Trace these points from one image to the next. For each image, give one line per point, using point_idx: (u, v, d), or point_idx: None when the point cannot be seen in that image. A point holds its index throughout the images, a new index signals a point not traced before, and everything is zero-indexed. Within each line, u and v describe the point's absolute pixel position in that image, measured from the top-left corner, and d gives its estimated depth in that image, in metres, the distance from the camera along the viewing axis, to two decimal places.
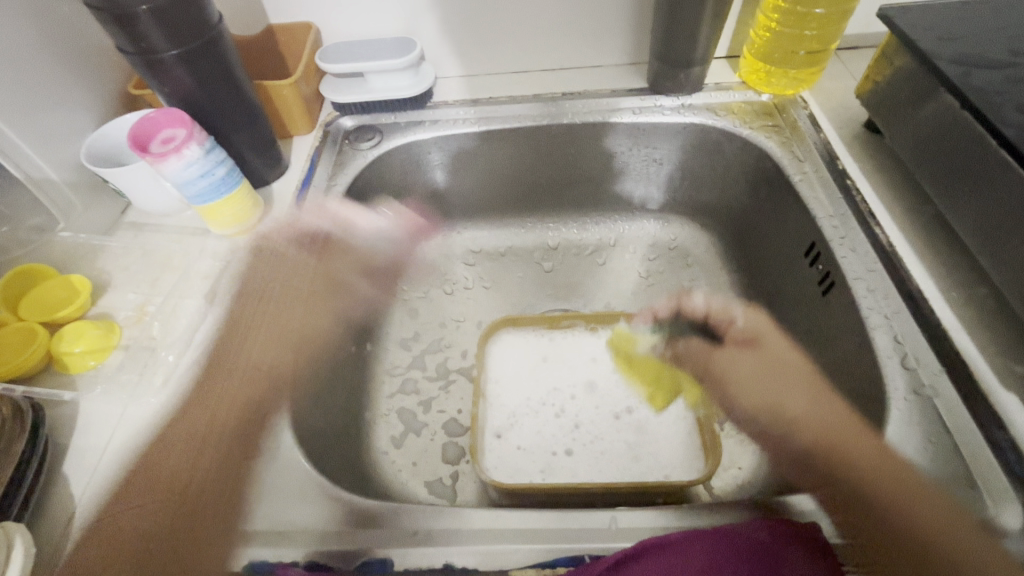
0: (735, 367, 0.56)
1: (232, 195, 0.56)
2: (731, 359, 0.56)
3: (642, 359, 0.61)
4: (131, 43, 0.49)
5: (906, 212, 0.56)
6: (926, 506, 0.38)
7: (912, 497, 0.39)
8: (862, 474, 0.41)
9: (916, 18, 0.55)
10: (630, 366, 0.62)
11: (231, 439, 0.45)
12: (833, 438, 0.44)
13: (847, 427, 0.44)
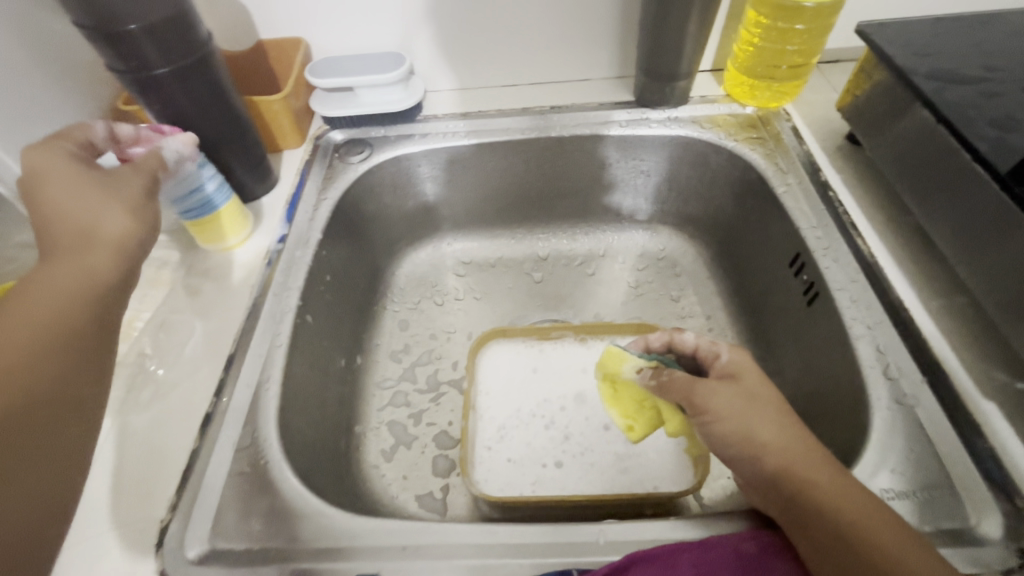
0: (718, 399, 0.41)
1: (222, 210, 0.56)
2: (707, 395, 0.42)
3: (627, 384, 0.52)
4: (122, 62, 0.49)
5: (888, 223, 0.57)
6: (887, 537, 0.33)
7: (874, 528, 0.34)
8: (839, 521, 0.34)
9: (893, 34, 0.56)
10: (614, 392, 0.53)
11: (219, 455, 0.45)
12: (794, 469, 0.37)
13: (811, 455, 0.38)
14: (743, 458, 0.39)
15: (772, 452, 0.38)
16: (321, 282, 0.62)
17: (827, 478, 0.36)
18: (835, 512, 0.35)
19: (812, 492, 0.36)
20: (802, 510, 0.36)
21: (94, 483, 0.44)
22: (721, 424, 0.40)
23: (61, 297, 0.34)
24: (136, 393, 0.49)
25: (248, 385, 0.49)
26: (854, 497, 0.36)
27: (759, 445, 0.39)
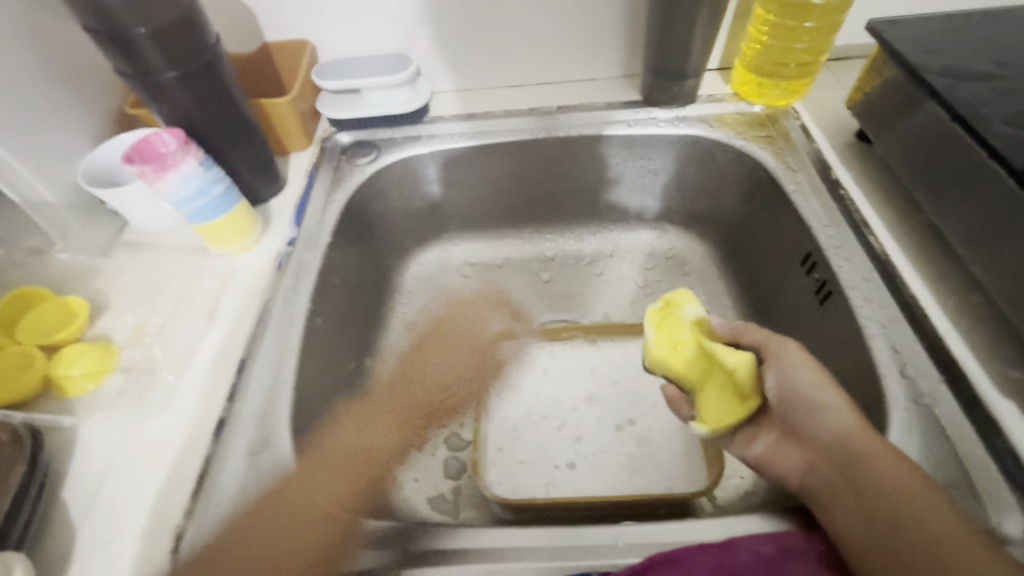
0: (794, 376, 0.46)
1: (231, 214, 0.56)
2: (780, 372, 0.46)
3: (687, 325, 0.51)
4: (130, 65, 0.49)
5: (899, 220, 0.57)
6: (923, 511, 0.36)
7: (916, 503, 0.37)
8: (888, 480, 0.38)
9: (904, 31, 0.56)
10: (665, 330, 0.52)
11: (232, 460, 0.45)
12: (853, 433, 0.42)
13: (869, 434, 0.41)
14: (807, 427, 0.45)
15: (833, 426, 0.43)
16: (331, 285, 0.62)
17: (880, 453, 0.40)
18: (881, 485, 0.39)
19: (862, 465, 0.40)
20: (851, 479, 0.40)
21: (110, 489, 0.44)
22: (796, 386, 0.45)
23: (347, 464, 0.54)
24: (150, 397, 0.49)
25: (261, 389, 0.49)
26: (906, 473, 0.38)
27: (824, 420, 0.43)
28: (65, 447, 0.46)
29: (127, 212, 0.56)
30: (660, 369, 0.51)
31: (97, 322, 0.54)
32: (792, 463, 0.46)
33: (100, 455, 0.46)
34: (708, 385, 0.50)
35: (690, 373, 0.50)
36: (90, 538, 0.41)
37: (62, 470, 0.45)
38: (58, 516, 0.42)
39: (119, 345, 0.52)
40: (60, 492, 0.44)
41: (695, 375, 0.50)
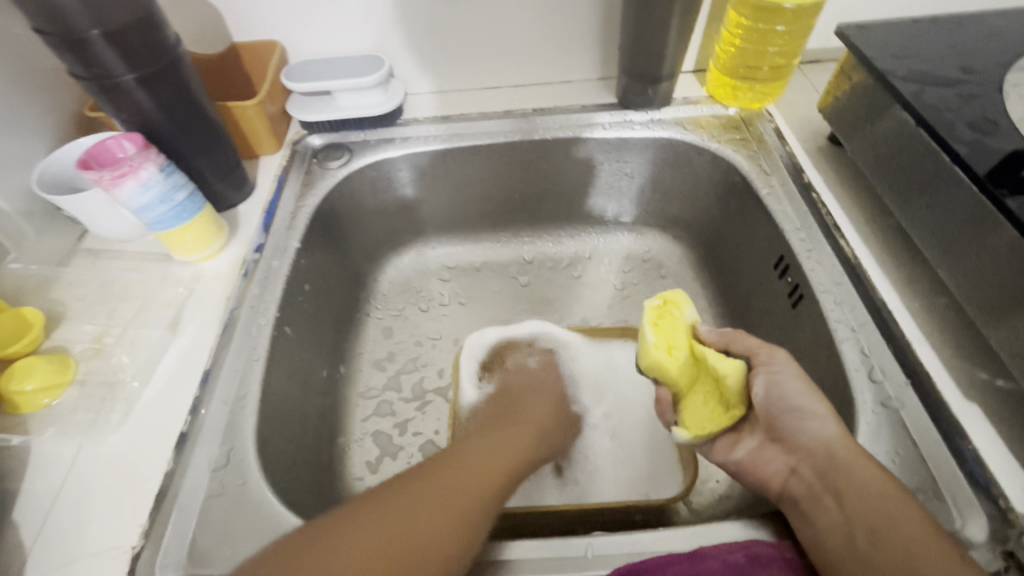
0: (781, 387, 0.45)
1: (193, 221, 0.54)
2: (768, 381, 0.46)
3: (683, 329, 0.50)
4: (85, 68, 0.47)
5: (869, 224, 0.57)
6: (901, 529, 0.36)
7: (894, 520, 0.36)
8: (863, 485, 0.39)
9: (872, 36, 0.57)
10: (663, 331, 0.49)
11: (194, 476, 0.44)
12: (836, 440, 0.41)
13: (849, 448, 0.41)
14: (790, 436, 0.44)
15: (814, 439, 0.42)
16: (300, 292, 0.61)
17: (860, 468, 0.39)
18: (859, 501, 0.38)
19: (841, 478, 0.40)
20: (830, 492, 0.40)
21: (67, 508, 0.42)
22: (781, 393, 0.45)
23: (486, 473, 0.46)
24: (109, 411, 0.47)
25: (226, 401, 0.48)
26: (885, 491, 0.38)
27: (806, 431, 0.43)
28: (17, 466, 0.44)
29: (85, 219, 0.54)
30: (652, 372, 0.49)
31: (54, 333, 0.52)
32: (773, 471, 0.45)
33: (55, 474, 0.44)
34: (695, 392, 0.49)
35: (679, 380, 0.48)
36: (43, 561, 0.40)
37: (13, 490, 0.43)
38: (8, 538, 0.41)
39: (77, 357, 0.51)
40: (11, 513, 0.42)
41: (683, 381, 0.49)
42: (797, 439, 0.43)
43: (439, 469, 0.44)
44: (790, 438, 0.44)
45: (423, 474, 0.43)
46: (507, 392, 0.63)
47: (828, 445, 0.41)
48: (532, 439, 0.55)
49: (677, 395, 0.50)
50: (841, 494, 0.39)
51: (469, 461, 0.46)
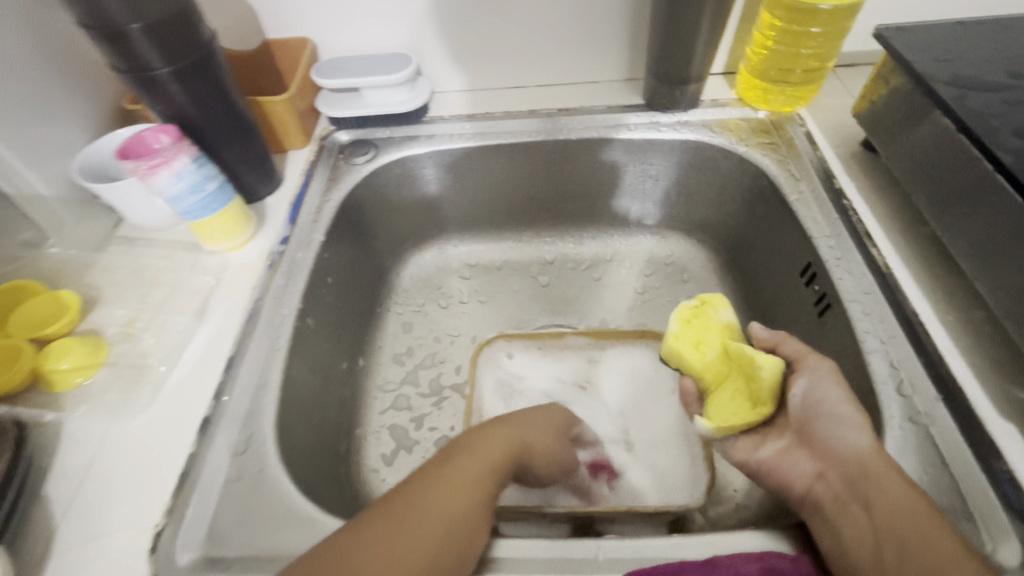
0: (821, 395, 0.44)
1: (223, 211, 0.55)
2: (807, 389, 0.45)
3: (716, 327, 0.52)
4: (125, 61, 0.49)
5: (904, 232, 0.55)
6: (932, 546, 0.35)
7: (923, 535, 0.35)
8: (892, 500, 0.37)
9: (913, 39, 0.55)
10: (694, 327, 0.53)
11: (215, 460, 0.45)
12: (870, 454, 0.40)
13: (882, 460, 0.39)
14: (819, 445, 0.43)
15: (845, 449, 0.41)
16: (324, 285, 0.62)
17: (891, 481, 0.38)
18: (886, 514, 0.37)
19: (869, 490, 0.39)
20: (856, 503, 0.39)
21: (93, 485, 0.44)
22: (819, 398, 0.44)
23: (455, 502, 0.39)
24: (137, 393, 0.49)
25: (249, 387, 0.49)
26: (916, 504, 0.37)
27: (840, 440, 0.42)
28: (51, 441, 0.46)
29: (121, 207, 0.56)
30: (675, 362, 0.53)
31: (89, 316, 0.54)
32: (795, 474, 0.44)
33: (85, 452, 0.45)
34: (723, 387, 0.50)
35: (705, 373, 0.51)
36: (70, 534, 0.41)
37: (46, 464, 0.45)
38: (39, 511, 0.42)
39: (109, 340, 0.52)
40: (43, 486, 0.44)
41: (710, 375, 0.51)
42: (826, 448, 0.42)
43: (399, 512, 0.38)
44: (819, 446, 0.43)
45: (387, 514, 0.38)
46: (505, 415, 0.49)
47: (859, 457, 0.40)
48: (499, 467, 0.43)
49: (706, 390, 0.52)
50: (872, 506, 0.38)
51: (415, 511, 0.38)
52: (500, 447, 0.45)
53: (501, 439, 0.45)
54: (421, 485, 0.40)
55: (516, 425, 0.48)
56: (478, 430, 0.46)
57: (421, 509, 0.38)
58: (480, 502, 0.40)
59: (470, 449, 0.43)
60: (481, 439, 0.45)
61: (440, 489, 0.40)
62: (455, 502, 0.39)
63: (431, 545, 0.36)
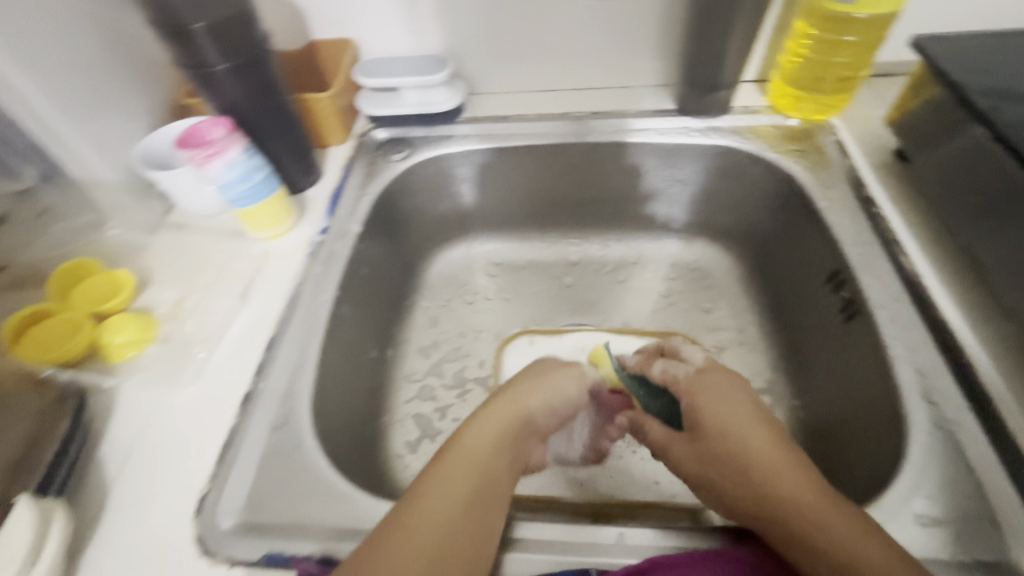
0: (709, 394, 0.46)
1: (269, 200, 0.59)
2: (716, 396, 0.46)
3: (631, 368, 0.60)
4: (186, 56, 0.52)
5: (935, 242, 0.55)
6: (852, 544, 0.34)
7: (845, 535, 0.35)
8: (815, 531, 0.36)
9: (951, 49, 0.55)
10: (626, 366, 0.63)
11: (255, 434, 0.47)
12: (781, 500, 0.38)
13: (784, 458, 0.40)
14: (716, 439, 0.43)
15: (750, 448, 0.41)
16: (358, 275, 0.64)
17: (792, 476, 0.39)
18: (797, 513, 0.37)
19: (773, 491, 0.38)
20: (774, 510, 0.38)
21: (142, 450, 0.47)
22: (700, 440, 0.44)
23: (455, 490, 0.40)
24: (184, 368, 0.52)
25: (287, 368, 0.51)
26: (825, 503, 0.37)
27: (744, 436, 0.42)
28: (104, 408, 0.49)
29: (175, 193, 0.60)
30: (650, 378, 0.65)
31: (141, 295, 0.58)
32: (682, 458, 0.45)
33: (135, 419, 0.49)
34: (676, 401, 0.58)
35: None
36: (122, 494, 0.44)
37: (100, 429, 0.48)
38: (94, 471, 0.45)
39: (159, 318, 0.56)
40: (98, 449, 0.47)
41: None
42: (723, 443, 0.42)
43: (406, 507, 0.39)
44: (717, 442, 0.43)
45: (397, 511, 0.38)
46: (496, 399, 0.49)
47: (775, 495, 0.38)
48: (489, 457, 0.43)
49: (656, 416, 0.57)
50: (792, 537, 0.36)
51: (426, 501, 0.39)
52: (485, 437, 0.45)
53: (488, 424, 0.46)
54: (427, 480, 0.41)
55: (504, 408, 0.48)
56: (468, 425, 0.46)
57: (429, 499, 0.39)
58: (476, 490, 0.41)
59: (459, 445, 0.44)
60: (467, 434, 0.45)
61: (442, 481, 0.40)
62: (455, 493, 0.40)
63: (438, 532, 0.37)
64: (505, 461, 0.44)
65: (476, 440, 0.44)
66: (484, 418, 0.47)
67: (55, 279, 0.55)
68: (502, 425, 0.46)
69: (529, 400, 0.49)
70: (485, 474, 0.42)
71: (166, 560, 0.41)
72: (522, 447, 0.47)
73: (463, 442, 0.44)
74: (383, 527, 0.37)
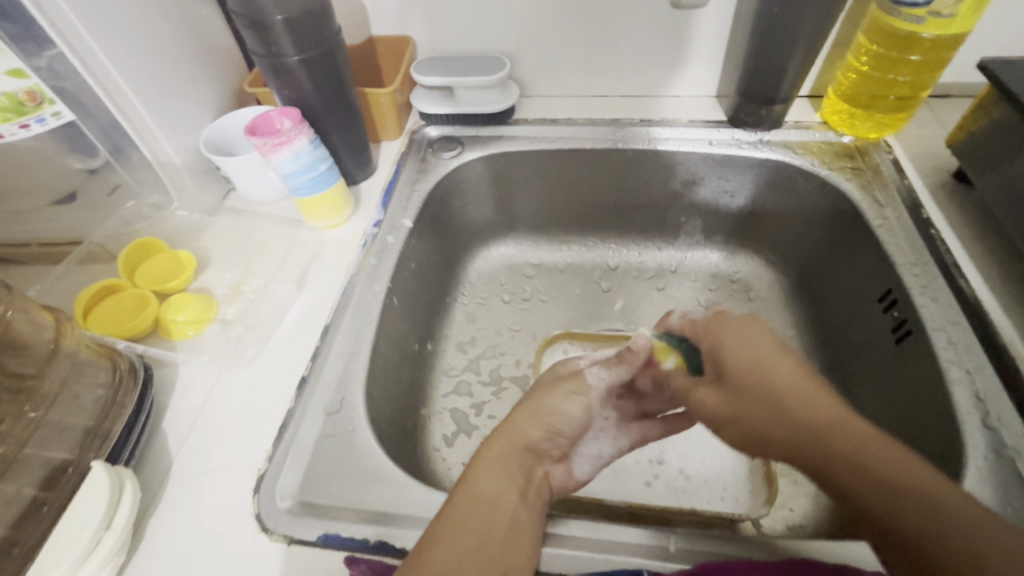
0: (730, 333, 0.45)
1: (329, 191, 0.60)
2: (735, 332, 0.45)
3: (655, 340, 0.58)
4: (263, 47, 0.54)
5: (996, 267, 0.54)
6: (901, 470, 0.34)
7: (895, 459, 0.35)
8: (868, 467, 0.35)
9: (1021, 72, 0.54)
10: None
11: (311, 417, 0.48)
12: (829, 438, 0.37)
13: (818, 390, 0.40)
14: (747, 374, 0.42)
15: (780, 379, 0.41)
16: (407, 268, 0.65)
17: (826, 406, 0.39)
18: (834, 438, 0.37)
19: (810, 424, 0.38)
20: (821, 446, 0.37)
21: (202, 425, 0.48)
22: (734, 378, 0.43)
23: (485, 512, 0.39)
24: (242, 347, 0.53)
25: (341, 354, 0.52)
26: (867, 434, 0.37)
27: (774, 368, 0.41)
28: (168, 382, 0.51)
29: (236, 180, 0.62)
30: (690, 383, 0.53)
31: (200, 276, 0.60)
32: (711, 401, 0.45)
33: (196, 396, 0.50)
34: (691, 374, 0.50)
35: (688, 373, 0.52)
36: (183, 466, 0.46)
37: (163, 401, 0.50)
38: (157, 442, 0.47)
39: (218, 299, 0.58)
40: (161, 422, 0.49)
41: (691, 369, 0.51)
42: (752, 374, 0.42)
43: (450, 514, 0.39)
44: (745, 374, 0.42)
45: (444, 515, 0.39)
46: (498, 428, 0.46)
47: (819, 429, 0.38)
48: (499, 493, 0.41)
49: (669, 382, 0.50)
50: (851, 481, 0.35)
51: (465, 514, 0.39)
52: (491, 476, 0.42)
53: (493, 457, 0.43)
54: (461, 495, 0.41)
55: (505, 438, 0.45)
56: (474, 459, 0.44)
57: (468, 513, 0.39)
58: (501, 520, 0.39)
59: (471, 476, 0.42)
60: (475, 471, 0.42)
61: (474, 498, 0.40)
62: (479, 520, 0.39)
63: (478, 545, 0.37)
64: (516, 490, 0.42)
65: (481, 473, 0.42)
66: (487, 451, 0.44)
67: (124, 255, 0.57)
68: (501, 458, 0.43)
69: (528, 428, 0.46)
70: (501, 511, 0.40)
71: (226, 534, 0.42)
72: (531, 473, 0.44)
73: (472, 471, 0.42)
74: (432, 531, 0.38)
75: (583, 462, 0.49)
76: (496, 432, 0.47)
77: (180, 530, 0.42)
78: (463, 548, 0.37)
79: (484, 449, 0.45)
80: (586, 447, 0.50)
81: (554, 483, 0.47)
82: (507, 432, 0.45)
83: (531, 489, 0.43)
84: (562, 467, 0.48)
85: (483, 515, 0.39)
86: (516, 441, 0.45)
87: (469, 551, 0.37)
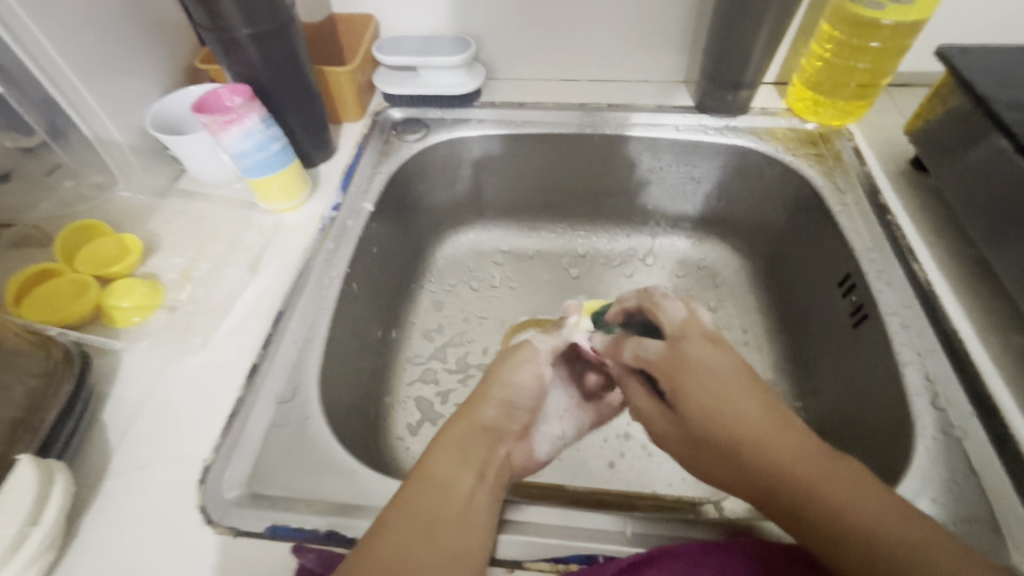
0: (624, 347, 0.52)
1: (284, 171, 0.58)
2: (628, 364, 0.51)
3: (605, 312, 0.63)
4: (210, 20, 0.51)
5: (948, 251, 0.56)
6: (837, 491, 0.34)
7: (849, 494, 0.34)
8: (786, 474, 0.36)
9: (976, 60, 0.55)
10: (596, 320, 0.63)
11: (262, 404, 0.47)
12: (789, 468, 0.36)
13: (780, 418, 0.39)
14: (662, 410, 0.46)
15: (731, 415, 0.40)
16: (368, 254, 0.64)
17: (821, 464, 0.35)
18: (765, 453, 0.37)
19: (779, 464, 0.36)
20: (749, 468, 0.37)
21: (145, 417, 0.46)
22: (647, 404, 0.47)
23: (440, 498, 0.38)
24: (191, 335, 0.51)
25: (296, 340, 0.51)
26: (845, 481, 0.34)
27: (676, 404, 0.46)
28: (109, 371, 0.49)
29: (186, 160, 0.59)
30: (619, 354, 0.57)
31: (148, 261, 0.57)
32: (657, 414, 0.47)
33: (139, 386, 0.48)
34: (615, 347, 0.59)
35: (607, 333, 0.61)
36: (124, 460, 0.44)
37: (102, 392, 0.47)
38: (94, 436, 0.45)
39: (166, 285, 0.55)
40: (101, 414, 0.46)
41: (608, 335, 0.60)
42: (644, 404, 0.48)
43: (407, 497, 0.38)
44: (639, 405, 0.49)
45: (398, 500, 0.38)
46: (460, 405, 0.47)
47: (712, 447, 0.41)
48: (454, 476, 0.40)
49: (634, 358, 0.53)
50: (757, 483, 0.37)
51: (422, 498, 0.38)
52: (450, 460, 0.41)
53: (453, 440, 0.43)
54: (418, 478, 0.39)
55: (463, 420, 0.44)
56: (436, 441, 0.43)
57: (424, 499, 0.38)
58: (456, 505, 0.38)
59: (431, 459, 0.41)
60: (433, 454, 0.41)
61: (432, 481, 0.39)
62: (435, 504, 0.38)
63: (432, 530, 0.36)
64: (472, 473, 0.41)
65: (442, 456, 0.41)
66: (450, 433, 0.43)
67: (61, 239, 0.54)
68: (460, 441, 0.42)
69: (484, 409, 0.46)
70: (456, 495, 0.39)
71: (169, 527, 0.40)
72: (491, 455, 0.43)
73: (433, 453, 0.41)
74: (386, 514, 0.37)
75: (543, 438, 0.51)
76: (460, 410, 0.46)
77: (118, 525, 0.40)
78: (416, 532, 0.36)
79: (447, 431, 0.44)
80: (548, 423, 0.53)
81: (517, 460, 0.46)
82: (469, 414, 0.45)
83: (488, 470, 0.42)
84: (524, 444, 0.48)
85: (439, 498, 0.38)
86: (473, 420, 0.44)
87: (422, 535, 0.36)
